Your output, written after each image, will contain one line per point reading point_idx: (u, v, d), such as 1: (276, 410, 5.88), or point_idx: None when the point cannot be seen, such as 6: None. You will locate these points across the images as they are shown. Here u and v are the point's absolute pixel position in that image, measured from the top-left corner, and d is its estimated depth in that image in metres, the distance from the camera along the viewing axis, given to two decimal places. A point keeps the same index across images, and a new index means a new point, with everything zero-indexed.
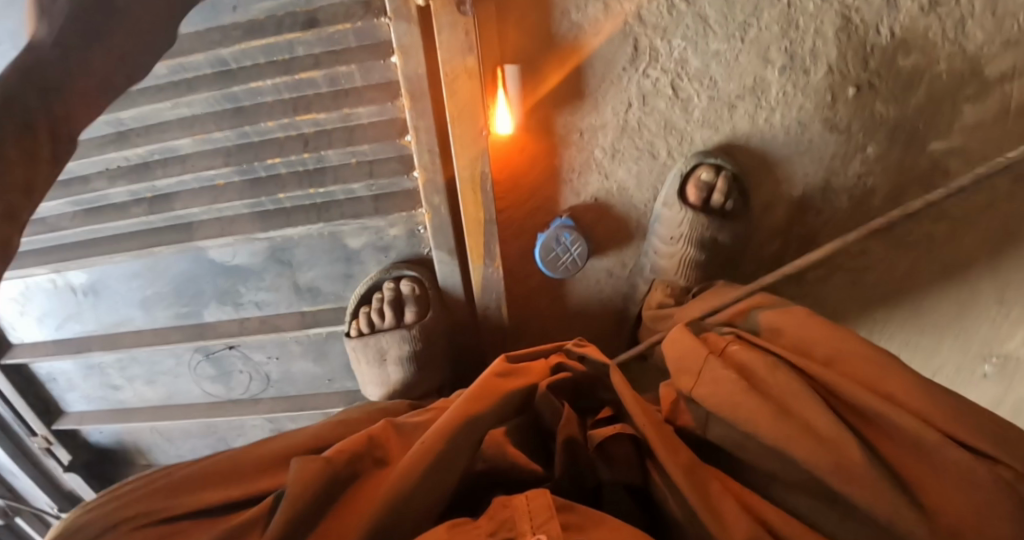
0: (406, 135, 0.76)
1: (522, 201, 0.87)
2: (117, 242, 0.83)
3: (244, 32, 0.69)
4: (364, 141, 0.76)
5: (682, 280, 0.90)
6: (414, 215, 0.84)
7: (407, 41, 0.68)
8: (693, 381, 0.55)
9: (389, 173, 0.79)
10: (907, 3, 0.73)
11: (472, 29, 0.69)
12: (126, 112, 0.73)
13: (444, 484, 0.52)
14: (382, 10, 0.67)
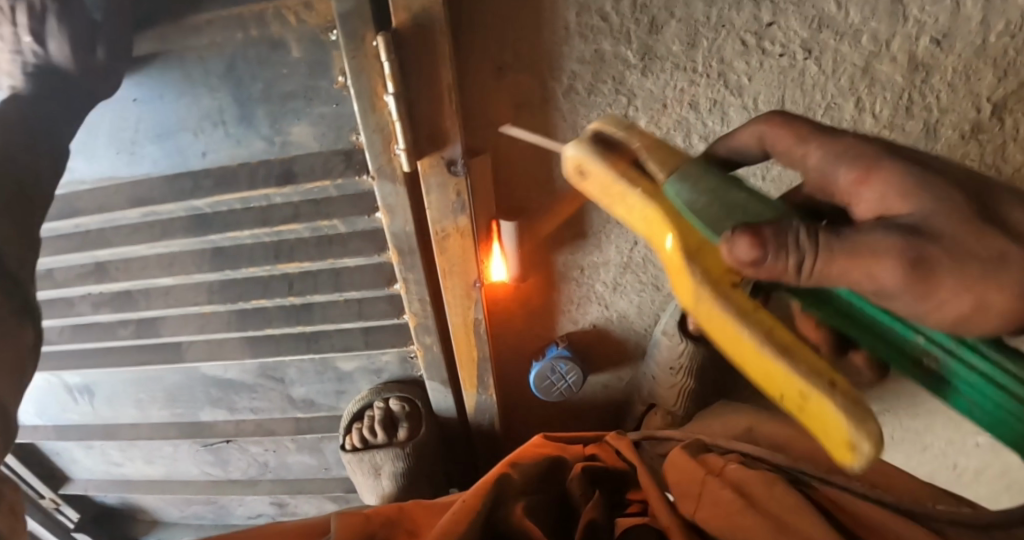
0: (395, 283, 0.75)
1: (517, 329, 0.85)
2: (109, 357, 0.87)
3: (215, 181, 0.69)
4: (350, 287, 0.75)
5: (681, 408, 0.87)
6: (407, 349, 0.83)
7: (393, 200, 0.67)
8: (693, 504, 0.61)
9: (381, 314, 0.79)
10: (946, 132, 0.74)
11: (464, 189, 0.67)
12: (103, 251, 0.75)
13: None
14: (364, 167, 0.66)
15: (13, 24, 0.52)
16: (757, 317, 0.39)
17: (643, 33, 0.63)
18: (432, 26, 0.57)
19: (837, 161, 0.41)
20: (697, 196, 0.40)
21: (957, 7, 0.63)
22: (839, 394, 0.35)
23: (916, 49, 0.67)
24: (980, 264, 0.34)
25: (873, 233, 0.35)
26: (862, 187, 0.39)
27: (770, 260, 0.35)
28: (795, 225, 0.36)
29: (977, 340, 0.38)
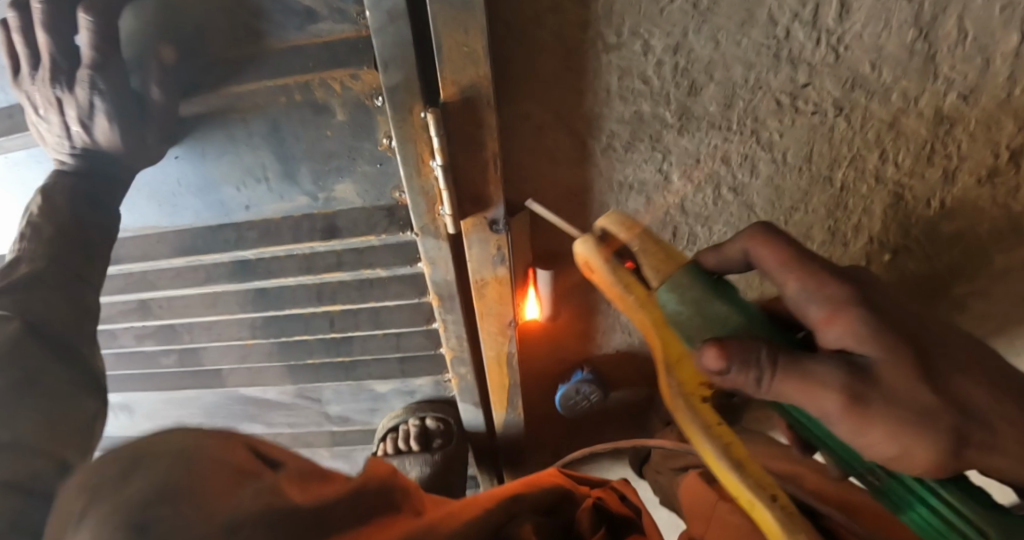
0: (433, 320, 0.80)
1: (547, 355, 0.90)
2: (153, 382, 0.91)
3: (259, 233, 0.72)
4: (390, 323, 0.81)
5: None
6: (441, 376, 0.89)
7: (434, 252, 0.71)
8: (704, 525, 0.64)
9: (418, 346, 0.84)
10: (963, 177, 0.74)
11: (504, 244, 0.70)
12: (150, 294, 0.77)
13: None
14: (407, 224, 0.70)
15: (63, 115, 0.58)
16: (719, 430, 0.52)
17: (681, 97, 0.67)
18: (478, 100, 0.59)
19: (809, 301, 0.45)
20: (681, 311, 0.51)
21: (986, 64, 0.64)
22: (779, 509, 0.49)
23: (943, 104, 0.68)
24: (906, 414, 0.41)
25: (820, 366, 0.42)
26: (829, 327, 0.44)
27: (734, 375, 0.44)
28: (762, 346, 0.44)
29: (911, 477, 0.46)
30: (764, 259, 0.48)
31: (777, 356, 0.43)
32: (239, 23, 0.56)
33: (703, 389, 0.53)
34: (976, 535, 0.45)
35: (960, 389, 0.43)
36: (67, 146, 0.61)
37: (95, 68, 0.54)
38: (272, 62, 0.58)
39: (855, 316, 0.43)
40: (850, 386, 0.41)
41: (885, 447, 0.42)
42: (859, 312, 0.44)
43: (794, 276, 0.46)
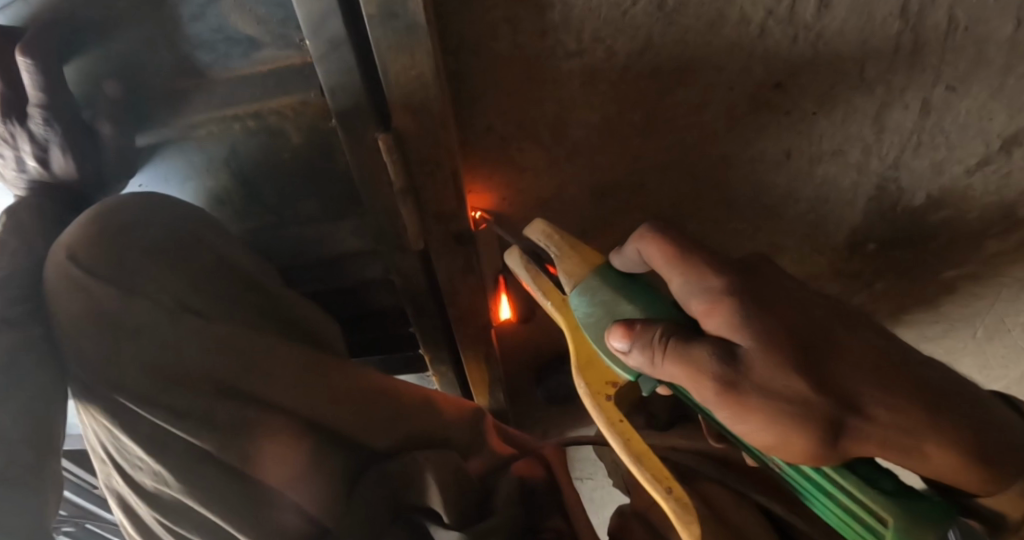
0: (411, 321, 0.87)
1: (530, 347, 0.93)
2: None
3: None
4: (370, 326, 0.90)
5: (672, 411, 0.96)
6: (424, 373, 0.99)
7: (405, 264, 0.75)
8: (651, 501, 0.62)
9: (398, 344, 0.92)
10: (951, 168, 0.71)
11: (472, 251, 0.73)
12: None
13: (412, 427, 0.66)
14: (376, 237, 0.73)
15: (16, 149, 0.59)
16: (622, 425, 0.51)
17: (648, 102, 0.64)
18: (427, 118, 0.58)
19: (689, 292, 0.43)
20: (591, 312, 0.51)
21: (979, 55, 0.59)
22: (673, 501, 0.47)
23: (930, 96, 0.63)
24: (778, 403, 0.38)
25: (703, 349, 0.40)
26: (708, 317, 0.41)
27: (633, 353, 0.45)
28: (660, 327, 0.44)
29: (805, 466, 0.42)
30: (652, 254, 0.45)
31: (666, 334, 0.42)
32: (182, 57, 0.59)
33: (609, 387, 0.53)
34: (878, 524, 0.41)
35: (844, 380, 0.39)
36: (24, 182, 0.61)
37: (45, 105, 0.56)
38: (219, 90, 0.60)
39: (732, 308, 0.40)
40: (722, 378, 0.39)
41: (761, 436, 0.40)
42: (734, 304, 0.40)
43: (678, 271, 0.43)
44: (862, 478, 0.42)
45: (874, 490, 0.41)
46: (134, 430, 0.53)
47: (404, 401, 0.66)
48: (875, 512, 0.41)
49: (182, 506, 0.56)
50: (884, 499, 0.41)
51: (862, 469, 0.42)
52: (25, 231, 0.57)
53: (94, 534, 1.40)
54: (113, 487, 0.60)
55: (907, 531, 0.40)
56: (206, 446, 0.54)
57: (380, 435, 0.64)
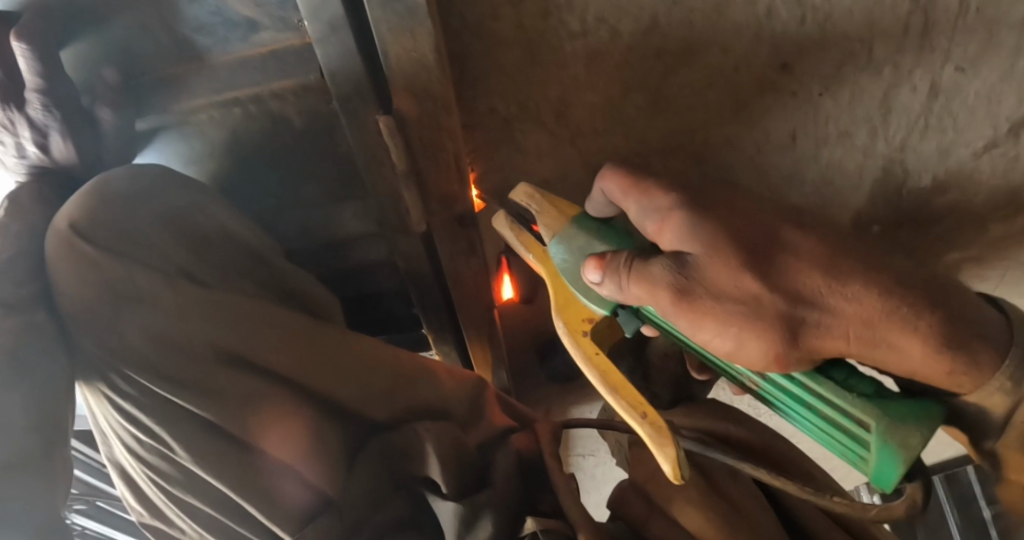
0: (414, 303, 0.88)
1: (531, 326, 0.94)
2: None
3: None
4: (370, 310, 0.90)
5: None
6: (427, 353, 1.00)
7: (408, 246, 0.75)
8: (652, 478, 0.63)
9: (401, 324, 0.93)
10: (959, 151, 0.70)
11: (473, 233, 0.73)
12: None
13: (407, 383, 0.66)
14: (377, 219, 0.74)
15: (16, 136, 0.59)
16: (596, 359, 0.53)
17: (652, 84, 0.64)
18: (429, 102, 0.58)
19: (645, 214, 0.49)
20: (567, 257, 0.54)
21: (990, 36, 0.58)
22: (646, 424, 0.49)
23: (940, 78, 0.62)
24: (732, 302, 0.43)
25: (656, 263, 0.45)
26: (661, 234, 0.48)
27: (606, 283, 0.49)
28: (626, 252, 0.48)
29: (779, 378, 0.47)
30: (613, 189, 0.52)
31: (630, 257, 0.47)
32: (180, 41, 0.59)
33: (585, 324, 0.55)
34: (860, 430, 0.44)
35: (798, 282, 0.44)
36: (25, 167, 0.62)
37: (42, 90, 0.56)
38: (219, 74, 0.61)
39: (682, 218, 0.46)
40: (673, 285, 0.43)
41: (719, 343, 0.44)
42: (685, 221, 0.46)
43: (632, 198, 0.50)
44: (839, 385, 0.44)
45: (850, 394, 0.44)
46: (145, 405, 0.54)
47: (402, 371, 0.67)
48: (855, 417, 0.44)
49: (195, 480, 0.57)
50: (861, 402, 0.43)
51: (837, 375, 0.45)
52: (24, 211, 0.57)
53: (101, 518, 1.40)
54: (115, 460, 0.62)
55: (891, 432, 0.42)
56: (210, 417, 0.55)
57: (379, 407, 0.64)
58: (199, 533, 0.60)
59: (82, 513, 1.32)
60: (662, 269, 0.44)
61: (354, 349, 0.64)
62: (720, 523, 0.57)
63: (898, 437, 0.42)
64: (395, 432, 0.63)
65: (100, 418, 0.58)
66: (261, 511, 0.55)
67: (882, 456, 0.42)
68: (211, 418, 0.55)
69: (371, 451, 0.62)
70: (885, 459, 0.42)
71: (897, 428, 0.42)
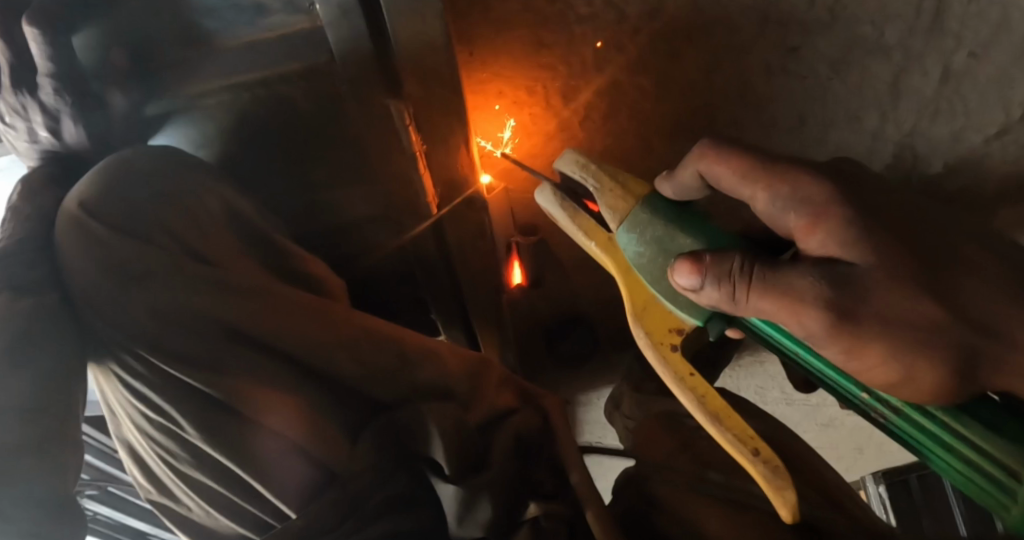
0: (421, 287, 0.88)
1: (538, 310, 0.95)
2: None
3: None
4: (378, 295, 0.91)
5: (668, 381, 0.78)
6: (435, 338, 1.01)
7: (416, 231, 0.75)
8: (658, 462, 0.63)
9: (409, 309, 0.94)
10: (970, 137, 0.69)
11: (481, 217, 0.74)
12: None
13: (408, 366, 0.65)
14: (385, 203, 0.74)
15: (28, 120, 0.60)
16: (692, 379, 0.50)
17: (661, 66, 0.63)
18: (436, 84, 0.58)
19: (784, 207, 0.42)
20: (642, 250, 0.51)
21: (1001, 18, 0.57)
22: (761, 463, 0.45)
23: (952, 62, 0.61)
24: (904, 333, 0.38)
25: (798, 276, 0.39)
26: (808, 234, 0.41)
27: (705, 290, 0.44)
28: (735, 255, 0.43)
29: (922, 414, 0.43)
30: (718, 171, 0.45)
31: (747, 263, 0.41)
32: (189, 24, 0.60)
33: (672, 335, 0.52)
34: (1004, 478, 0.40)
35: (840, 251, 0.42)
36: (36, 152, 0.62)
37: (53, 75, 0.57)
38: (225, 57, 0.61)
39: (835, 221, 0.40)
40: (836, 303, 0.38)
41: (889, 372, 0.40)
42: (840, 220, 0.40)
43: (762, 188, 0.43)
44: (983, 426, 0.41)
45: (997, 436, 0.40)
46: (155, 382, 0.56)
47: (403, 351, 0.65)
48: (999, 461, 0.40)
49: (201, 456, 0.58)
50: (1010, 446, 0.40)
51: (983, 411, 0.42)
52: (35, 193, 0.59)
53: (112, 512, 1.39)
54: (123, 438, 0.63)
55: None
56: (210, 393, 0.56)
57: (381, 387, 0.63)
58: (204, 509, 0.62)
59: (95, 498, 1.30)
60: (815, 285, 0.39)
61: (353, 331, 0.63)
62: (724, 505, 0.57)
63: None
64: (398, 409, 0.64)
65: (110, 398, 0.60)
66: (261, 488, 0.58)
67: None
68: (209, 393, 0.56)
69: (374, 427, 0.63)
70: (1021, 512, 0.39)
71: None
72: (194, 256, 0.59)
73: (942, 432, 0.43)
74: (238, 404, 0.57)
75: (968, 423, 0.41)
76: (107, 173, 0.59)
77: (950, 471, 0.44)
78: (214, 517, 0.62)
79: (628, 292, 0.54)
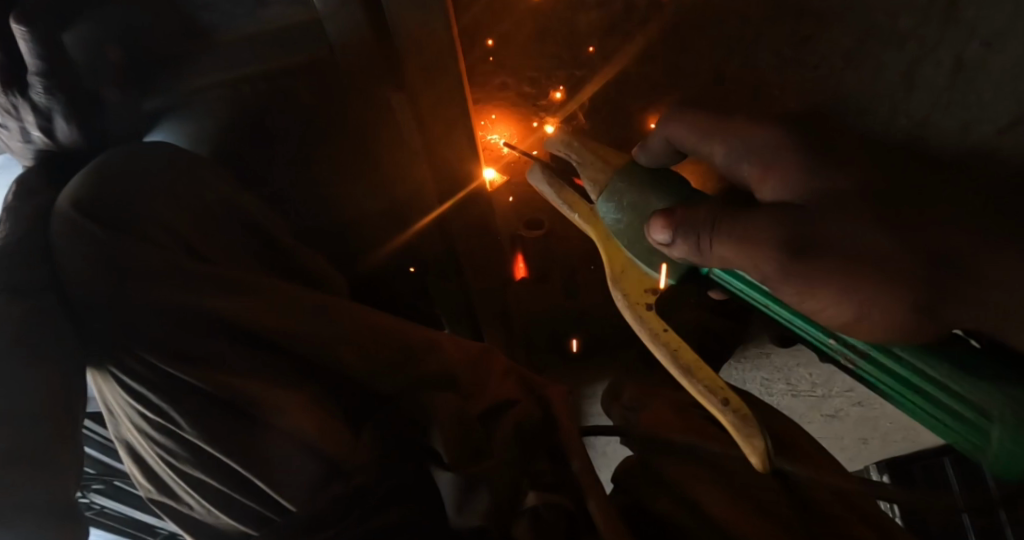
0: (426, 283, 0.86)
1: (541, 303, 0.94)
2: None
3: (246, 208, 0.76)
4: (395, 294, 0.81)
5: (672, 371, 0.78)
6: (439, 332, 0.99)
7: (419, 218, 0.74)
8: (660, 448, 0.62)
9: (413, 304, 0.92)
10: None
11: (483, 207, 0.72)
12: None
13: (405, 352, 0.65)
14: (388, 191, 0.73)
15: (20, 120, 0.60)
16: (666, 335, 0.51)
17: (664, 56, 0.64)
18: (437, 74, 0.58)
19: (740, 159, 0.44)
20: (620, 217, 0.54)
21: None
22: (730, 413, 0.46)
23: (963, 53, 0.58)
24: (840, 268, 0.37)
25: (755, 216, 0.40)
26: (763, 182, 0.43)
27: (676, 244, 0.46)
28: (703, 207, 0.44)
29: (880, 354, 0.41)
30: (682, 137, 0.48)
31: (710, 210, 0.43)
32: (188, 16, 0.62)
33: (647, 295, 0.53)
34: (979, 420, 0.37)
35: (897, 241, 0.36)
36: (30, 152, 0.62)
37: (43, 74, 0.57)
38: (225, 51, 0.64)
39: (786, 168, 0.41)
40: (788, 241, 0.38)
41: (835, 310, 0.39)
42: (790, 165, 0.41)
43: (717, 142, 0.45)
44: (956, 367, 0.38)
45: (968, 376, 0.37)
46: (153, 379, 0.55)
47: (406, 341, 0.65)
48: (976, 406, 0.37)
49: (203, 452, 0.57)
50: (985, 388, 0.37)
51: (963, 356, 0.38)
52: (33, 191, 0.59)
53: (116, 510, 1.36)
54: (123, 438, 0.62)
55: (1016, 424, 0.35)
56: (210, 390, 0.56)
57: (382, 378, 0.63)
58: (206, 507, 0.60)
59: (102, 492, 1.26)
60: (771, 223, 0.39)
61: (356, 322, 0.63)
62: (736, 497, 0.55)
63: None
64: (399, 398, 0.63)
65: (108, 397, 0.59)
66: (266, 484, 0.57)
67: (1002, 451, 0.36)
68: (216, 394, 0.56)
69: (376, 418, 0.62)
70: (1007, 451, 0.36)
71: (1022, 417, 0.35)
72: (190, 251, 0.58)
73: (914, 375, 0.41)
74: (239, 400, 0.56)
75: (948, 378, 0.39)
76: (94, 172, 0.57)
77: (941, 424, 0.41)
78: (216, 516, 0.60)
79: (606, 258, 0.56)
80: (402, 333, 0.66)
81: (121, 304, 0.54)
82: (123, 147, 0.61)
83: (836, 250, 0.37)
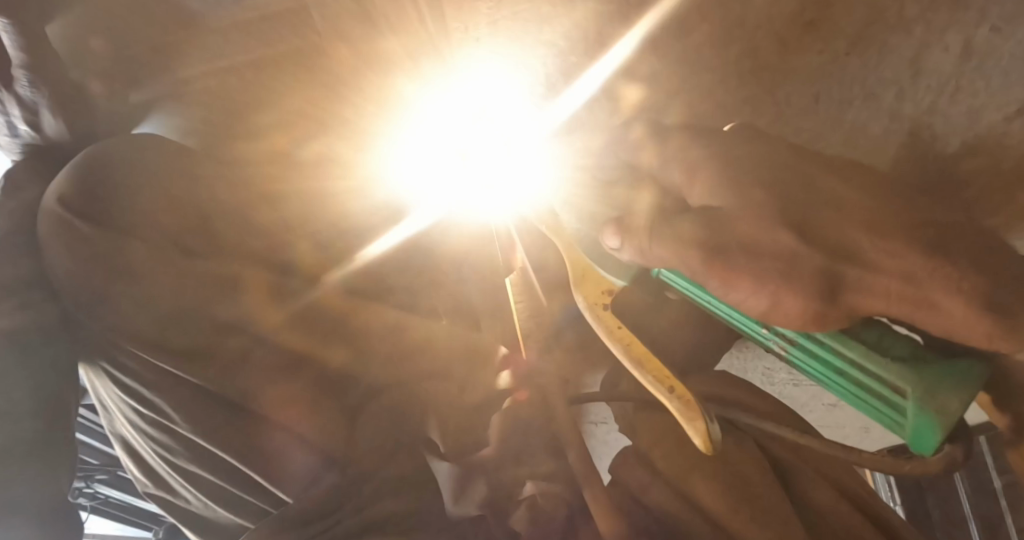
0: None
1: None
2: None
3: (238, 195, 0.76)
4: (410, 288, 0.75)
5: None
6: None
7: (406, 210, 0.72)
8: (652, 440, 0.62)
9: None
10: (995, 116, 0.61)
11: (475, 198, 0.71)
12: None
13: (400, 346, 0.64)
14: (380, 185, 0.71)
15: (7, 115, 0.64)
16: (619, 332, 0.51)
17: (667, 37, 0.62)
18: None
19: (671, 166, 0.46)
20: (581, 226, 0.53)
21: None
22: (675, 399, 0.46)
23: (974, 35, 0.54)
24: (775, 260, 0.36)
25: (680, 219, 0.41)
26: (692, 186, 0.44)
27: (624, 248, 0.46)
28: (642, 209, 0.46)
29: (809, 342, 0.41)
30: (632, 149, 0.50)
31: (649, 213, 0.44)
32: None
33: (606, 296, 0.53)
34: (896, 396, 0.38)
35: (837, 232, 0.36)
36: (17, 146, 0.66)
37: (27, 67, 0.61)
38: None
39: (714, 169, 0.42)
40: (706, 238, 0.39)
41: (755, 300, 0.38)
42: (715, 169, 0.42)
43: (654, 151, 0.48)
44: (867, 346, 0.39)
45: (876, 354, 0.38)
46: (147, 374, 0.56)
47: (398, 335, 0.64)
48: (891, 383, 0.38)
49: (198, 447, 0.58)
50: (895, 364, 0.37)
51: (873, 335, 0.39)
52: (21, 186, 0.59)
53: (126, 497, 1.38)
54: (118, 433, 0.63)
55: (928, 398, 0.36)
56: (203, 385, 0.56)
57: (374, 371, 0.62)
58: (202, 501, 0.61)
59: (111, 481, 1.29)
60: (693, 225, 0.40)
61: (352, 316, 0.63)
62: (732, 493, 0.55)
63: (935, 402, 0.36)
64: (391, 392, 0.62)
65: (102, 392, 0.60)
66: (264, 478, 0.57)
67: (919, 424, 0.37)
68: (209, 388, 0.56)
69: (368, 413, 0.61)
70: (922, 423, 0.37)
71: (935, 393, 0.36)
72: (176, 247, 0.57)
73: (835, 356, 0.41)
74: (234, 394, 0.56)
75: (868, 360, 0.39)
76: (83, 164, 0.57)
77: (861, 400, 0.42)
78: (213, 509, 0.61)
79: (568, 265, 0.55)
80: (395, 327, 0.65)
81: (107, 301, 0.54)
82: (113, 138, 0.60)
83: (773, 252, 0.37)
